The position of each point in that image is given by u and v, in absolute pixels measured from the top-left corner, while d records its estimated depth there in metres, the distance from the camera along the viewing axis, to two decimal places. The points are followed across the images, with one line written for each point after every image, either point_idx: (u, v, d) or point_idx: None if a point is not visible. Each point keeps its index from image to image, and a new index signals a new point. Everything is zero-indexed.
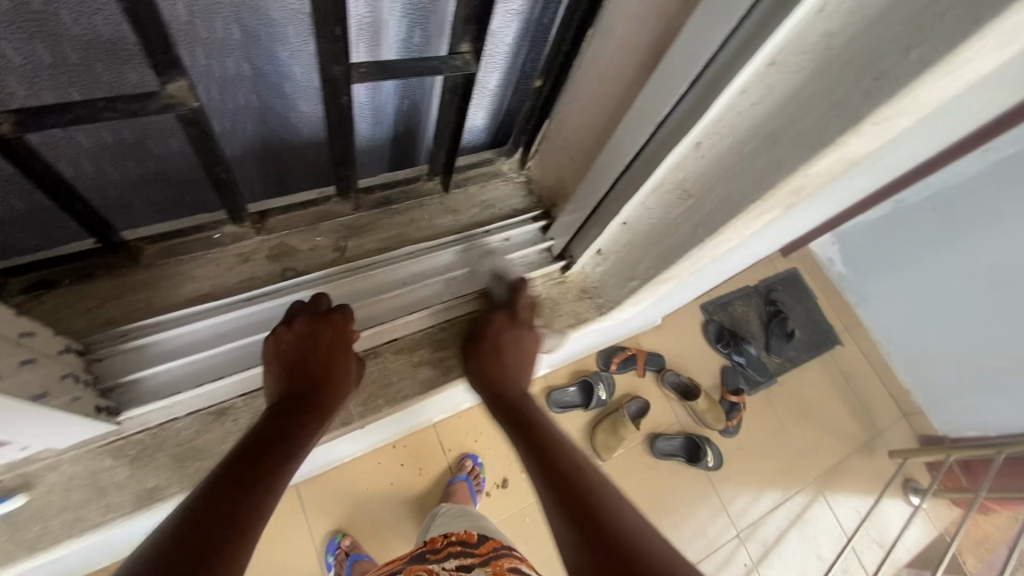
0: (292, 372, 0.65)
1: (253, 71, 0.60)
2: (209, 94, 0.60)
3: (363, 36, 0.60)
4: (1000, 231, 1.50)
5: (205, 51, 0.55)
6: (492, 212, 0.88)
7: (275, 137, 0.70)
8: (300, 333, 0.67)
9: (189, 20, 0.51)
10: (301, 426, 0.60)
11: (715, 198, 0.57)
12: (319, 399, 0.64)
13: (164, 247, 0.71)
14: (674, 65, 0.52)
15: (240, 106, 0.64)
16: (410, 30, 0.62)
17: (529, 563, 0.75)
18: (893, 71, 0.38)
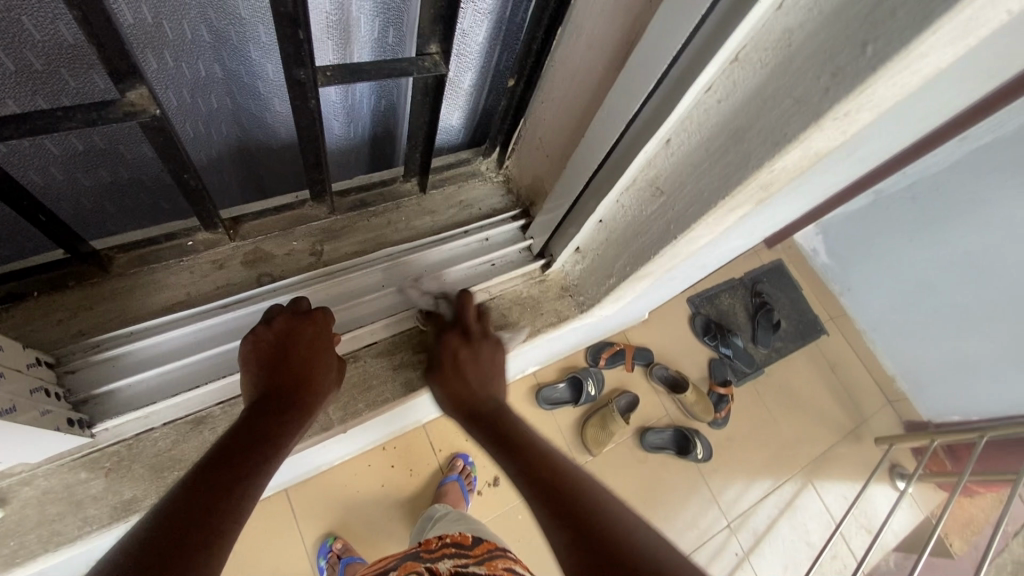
0: (269, 372, 0.63)
1: (224, 73, 0.59)
2: (178, 98, 0.59)
3: (334, 37, 0.59)
4: (978, 218, 1.52)
5: (173, 55, 0.54)
6: (470, 212, 0.88)
7: (248, 141, 0.69)
8: (279, 332, 0.65)
9: (155, 22, 0.50)
10: (280, 424, 0.58)
11: (686, 195, 0.58)
12: (301, 398, 0.63)
13: (137, 256, 0.71)
14: (641, 63, 0.53)
15: (211, 110, 0.63)
16: (382, 30, 0.61)
17: (524, 564, 0.73)
18: (849, 68, 0.38)
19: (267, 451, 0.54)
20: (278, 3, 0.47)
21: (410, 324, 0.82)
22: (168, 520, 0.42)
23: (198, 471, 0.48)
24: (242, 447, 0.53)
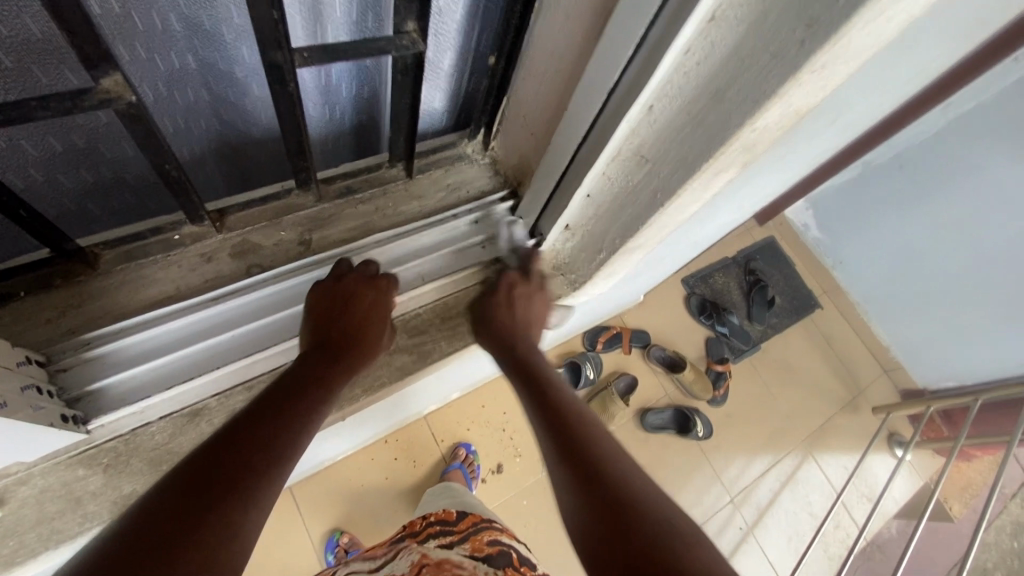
0: (329, 325, 0.69)
1: (197, 63, 0.58)
2: (154, 91, 0.58)
3: (312, 23, 0.59)
4: (965, 184, 1.53)
5: (145, 45, 0.54)
6: (459, 196, 0.87)
7: (231, 132, 0.69)
8: (344, 289, 0.71)
9: (123, 12, 0.50)
10: (311, 406, 0.58)
11: (670, 162, 0.58)
12: (351, 353, 0.68)
13: (122, 252, 0.70)
14: (618, 29, 0.52)
15: (189, 103, 0.62)
16: (357, 9, 0.60)
17: (508, 534, 0.78)
18: (823, 18, 0.38)
19: (294, 432, 0.53)
20: None
21: (407, 309, 0.84)
22: (180, 490, 0.43)
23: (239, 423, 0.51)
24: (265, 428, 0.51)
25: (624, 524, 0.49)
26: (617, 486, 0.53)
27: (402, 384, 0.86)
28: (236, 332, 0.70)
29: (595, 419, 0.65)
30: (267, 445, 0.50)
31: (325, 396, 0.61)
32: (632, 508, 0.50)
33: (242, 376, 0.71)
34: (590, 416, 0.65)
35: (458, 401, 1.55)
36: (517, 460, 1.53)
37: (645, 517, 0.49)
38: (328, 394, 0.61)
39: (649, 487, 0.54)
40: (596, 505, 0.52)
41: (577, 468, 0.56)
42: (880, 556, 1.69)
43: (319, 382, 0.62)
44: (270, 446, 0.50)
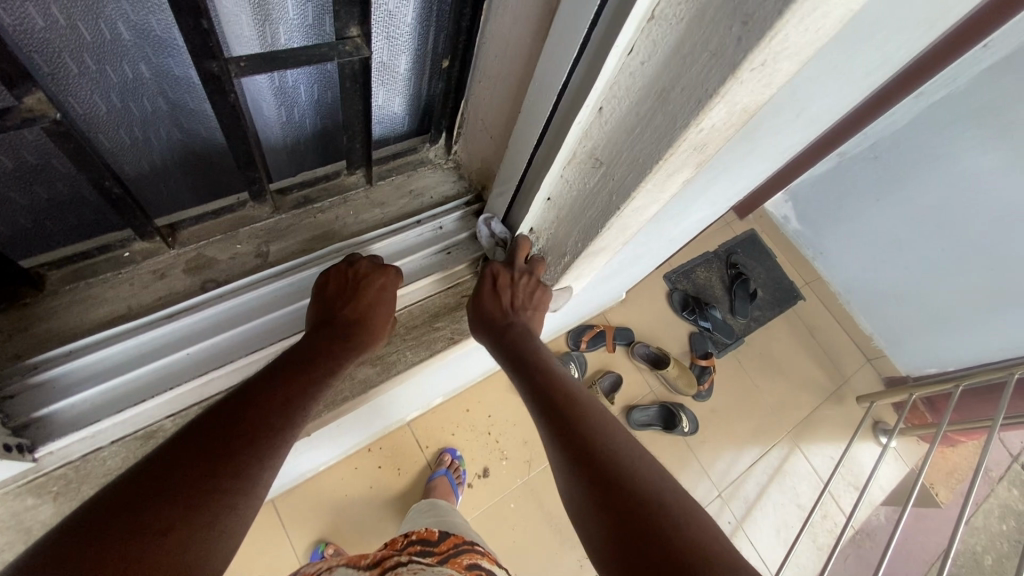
0: (335, 310, 0.72)
1: (152, 71, 0.57)
2: (107, 102, 0.57)
3: (263, 28, 0.59)
4: (939, 171, 1.54)
5: (94, 57, 0.52)
6: (422, 201, 0.86)
7: (192, 141, 0.67)
8: (358, 273, 0.74)
9: (69, 24, 0.49)
10: (286, 410, 0.59)
11: (624, 164, 0.57)
12: (356, 332, 0.73)
13: (70, 271, 0.68)
14: (563, 29, 0.51)
15: (146, 114, 0.61)
16: (305, 10, 0.59)
17: (488, 559, 0.80)
18: (757, 14, 0.37)
19: (258, 441, 0.54)
20: None
21: None
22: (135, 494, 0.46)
23: (210, 428, 0.53)
24: (225, 434, 0.53)
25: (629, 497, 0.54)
26: (612, 466, 0.58)
27: (365, 398, 0.84)
28: (190, 350, 0.68)
29: (589, 402, 0.69)
30: (227, 454, 0.51)
31: (314, 395, 0.64)
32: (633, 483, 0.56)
33: (200, 395, 0.70)
34: (584, 399, 0.69)
35: (441, 406, 1.53)
36: (503, 463, 1.52)
37: (639, 495, 0.54)
38: (330, 371, 0.67)
39: (646, 465, 0.59)
40: (591, 487, 0.57)
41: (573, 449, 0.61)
42: (870, 544, 1.70)
43: (296, 379, 0.63)
44: (230, 458, 0.51)
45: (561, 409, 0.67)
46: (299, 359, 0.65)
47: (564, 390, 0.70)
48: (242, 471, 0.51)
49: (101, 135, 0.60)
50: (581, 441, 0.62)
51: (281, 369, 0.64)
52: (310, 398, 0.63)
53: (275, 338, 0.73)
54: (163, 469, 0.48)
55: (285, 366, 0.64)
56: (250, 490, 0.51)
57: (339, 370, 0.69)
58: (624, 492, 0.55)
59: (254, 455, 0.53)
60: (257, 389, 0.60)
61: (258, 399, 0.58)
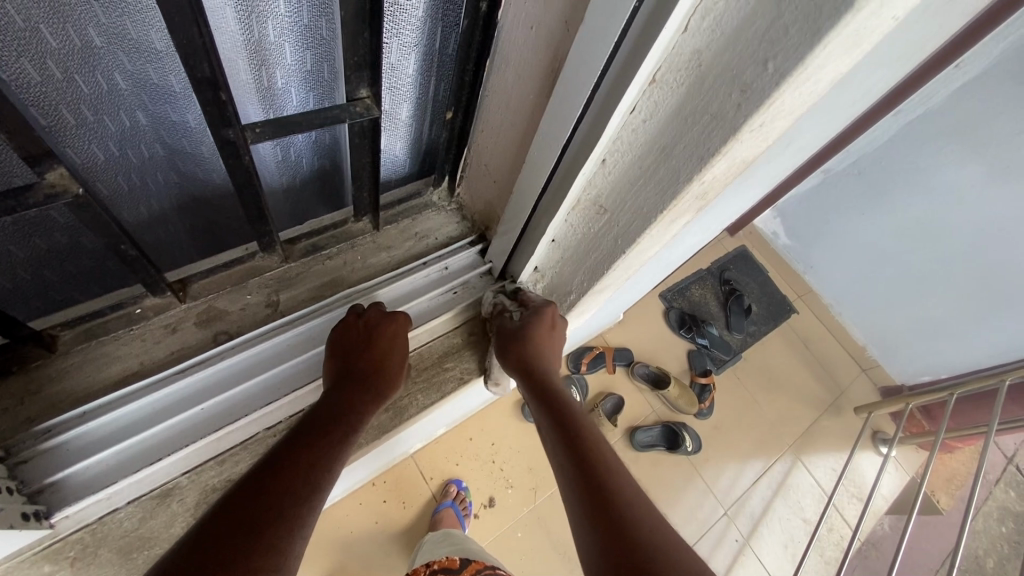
0: (353, 360, 0.70)
1: (149, 118, 0.57)
2: (105, 150, 0.57)
3: (257, 74, 0.58)
4: (923, 185, 1.58)
5: (91, 108, 0.52)
6: (427, 244, 0.88)
7: (190, 182, 0.67)
8: (370, 321, 0.74)
9: (66, 77, 0.48)
10: (311, 475, 0.54)
11: (628, 212, 0.59)
12: (375, 382, 0.70)
13: (82, 330, 0.68)
14: (567, 88, 0.54)
15: (144, 160, 0.61)
16: (305, 56, 0.60)
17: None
18: (754, 84, 0.40)
19: (286, 511, 0.49)
20: (194, 69, 0.47)
21: None
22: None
23: (237, 502, 0.48)
24: (255, 507, 0.48)
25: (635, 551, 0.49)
26: (629, 521, 0.52)
27: (379, 444, 0.84)
28: (204, 405, 0.68)
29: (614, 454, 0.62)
30: (256, 530, 0.46)
31: (338, 455, 0.58)
32: (639, 540, 0.50)
33: (215, 450, 0.70)
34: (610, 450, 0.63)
35: (445, 437, 1.53)
36: (508, 491, 1.51)
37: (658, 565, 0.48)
38: (355, 425, 0.63)
39: (656, 523, 0.52)
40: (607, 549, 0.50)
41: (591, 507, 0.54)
42: (876, 554, 1.70)
43: (319, 445, 0.57)
44: (259, 534, 0.46)
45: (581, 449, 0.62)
46: (312, 419, 0.61)
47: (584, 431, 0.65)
48: (276, 545, 0.45)
49: (101, 183, 0.59)
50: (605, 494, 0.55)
51: (302, 434, 0.58)
52: (336, 462, 0.57)
53: (285, 391, 0.72)
54: (193, 547, 0.43)
55: (306, 430, 0.59)
56: (285, 568, 0.45)
57: (361, 425, 0.64)
58: (636, 547, 0.49)
59: (285, 528, 0.47)
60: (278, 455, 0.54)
61: (280, 467, 0.53)
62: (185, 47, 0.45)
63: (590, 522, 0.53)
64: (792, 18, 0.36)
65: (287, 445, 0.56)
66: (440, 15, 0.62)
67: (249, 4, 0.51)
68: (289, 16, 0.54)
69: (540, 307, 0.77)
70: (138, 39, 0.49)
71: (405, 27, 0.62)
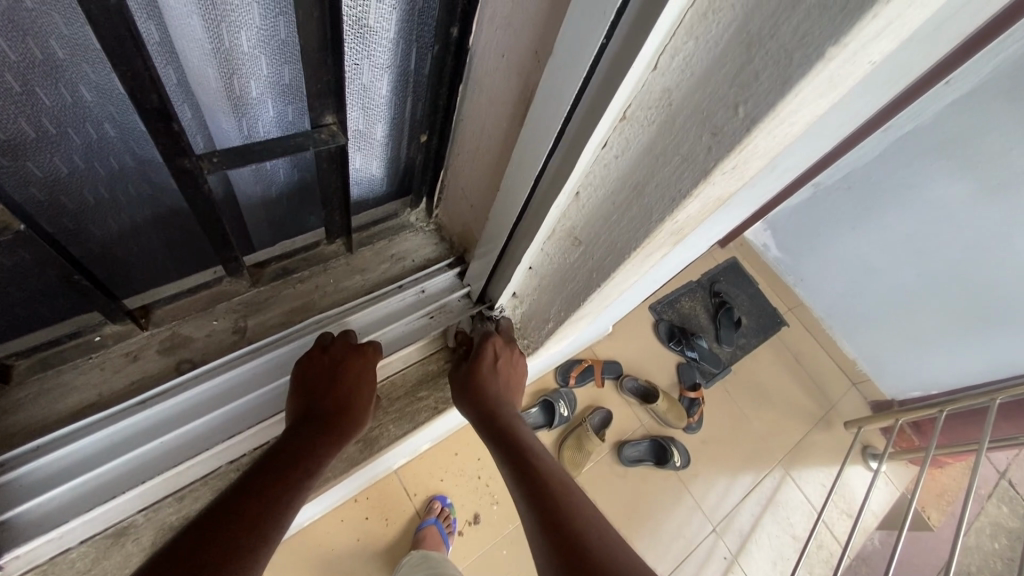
0: (318, 400, 0.68)
1: (118, 130, 0.53)
2: (69, 163, 0.53)
3: (228, 84, 0.56)
4: (913, 201, 1.58)
5: (53, 120, 0.49)
6: (404, 266, 0.86)
7: (165, 195, 0.63)
8: (336, 355, 0.72)
9: (26, 90, 0.46)
10: (262, 526, 0.50)
11: (602, 246, 0.57)
12: (340, 424, 0.68)
13: (38, 359, 0.66)
14: (539, 118, 0.52)
15: (113, 173, 0.57)
16: (282, 70, 0.57)
17: None
18: (725, 128, 0.38)
19: (230, 562, 0.45)
20: (142, 99, 0.45)
21: None
22: None
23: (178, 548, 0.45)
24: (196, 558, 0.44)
25: None
26: (598, 557, 0.52)
27: (351, 473, 0.82)
28: (164, 440, 0.65)
29: (576, 489, 0.63)
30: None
31: (291, 504, 0.55)
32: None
33: (173, 486, 0.68)
34: (571, 486, 0.64)
35: (430, 451, 1.51)
36: (494, 508, 1.49)
37: None
38: (313, 471, 0.60)
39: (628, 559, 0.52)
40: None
41: (557, 544, 0.54)
42: (866, 570, 1.68)
43: (272, 491, 0.55)
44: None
45: (546, 492, 0.62)
46: (266, 462, 0.59)
47: (547, 473, 0.65)
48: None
49: (67, 198, 0.56)
50: (568, 531, 0.55)
51: (257, 478, 0.56)
52: (290, 511, 0.54)
53: (251, 423, 0.70)
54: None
55: (261, 476, 0.56)
56: None
57: (319, 470, 0.62)
58: None
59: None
60: (228, 503, 0.51)
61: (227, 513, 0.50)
62: (130, 78, 0.43)
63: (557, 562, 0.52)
64: (762, 62, 0.34)
65: (236, 489, 0.53)
66: (413, 36, 0.60)
67: (217, 11, 0.48)
68: (261, 26, 0.52)
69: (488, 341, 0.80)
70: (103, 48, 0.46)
71: (375, 48, 0.59)
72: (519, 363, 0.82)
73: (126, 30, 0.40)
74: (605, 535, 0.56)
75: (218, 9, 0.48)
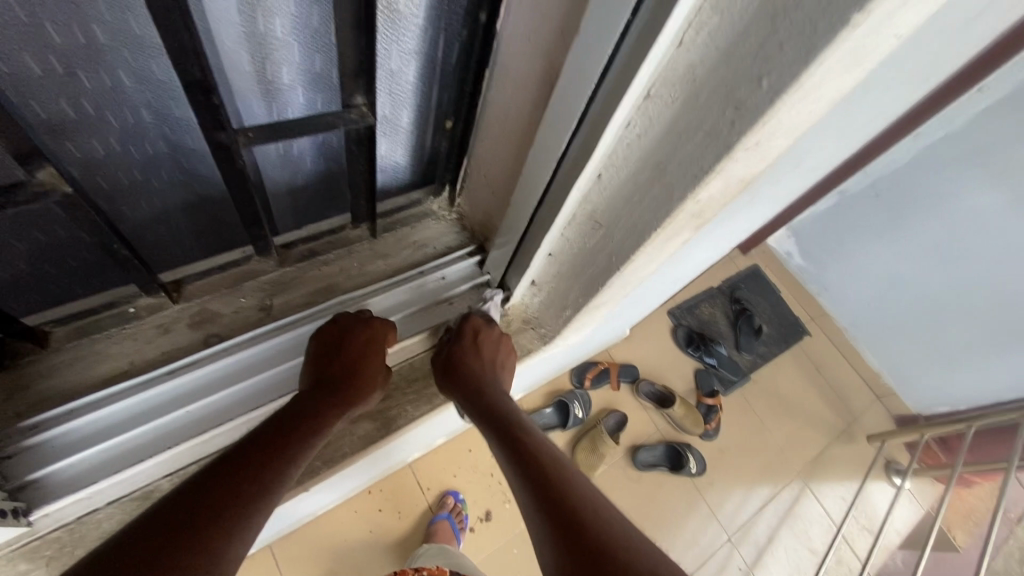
0: (327, 366, 0.70)
1: (152, 115, 0.56)
2: (106, 146, 0.56)
3: (260, 69, 0.57)
4: (943, 209, 1.54)
5: (93, 104, 0.51)
6: (425, 252, 0.88)
7: (195, 181, 0.65)
8: (341, 327, 0.73)
9: (69, 73, 0.48)
10: (264, 479, 0.53)
11: (622, 229, 0.58)
12: (346, 390, 0.70)
13: (76, 328, 0.69)
14: (562, 100, 0.53)
15: (147, 158, 0.59)
16: (312, 58, 0.59)
17: None
18: (749, 101, 0.38)
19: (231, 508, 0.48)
20: (185, 73, 0.48)
21: None
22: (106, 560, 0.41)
23: (188, 494, 0.49)
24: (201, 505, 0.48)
25: (610, 563, 0.48)
26: (598, 533, 0.52)
27: (367, 453, 0.84)
28: (191, 408, 0.68)
29: (572, 466, 0.63)
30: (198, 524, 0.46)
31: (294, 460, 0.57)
32: (611, 551, 0.49)
33: (197, 455, 0.70)
34: (565, 463, 0.63)
35: (444, 447, 1.52)
36: (506, 506, 1.49)
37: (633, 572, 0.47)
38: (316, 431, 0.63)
39: (632, 535, 0.52)
40: (573, 562, 0.49)
41: (552, 520, 0.54)
42: None
43: (276, 448, 0.57)
44: (200, 533, 0.45)
45: (540, 470, 0.61)
46: (273, 422, 0.61)
47: (542, 454, 0.64)
48: (217, 546, 0.45)
49: (103, 178, 0.59)
50: (567, 508, 0.55)
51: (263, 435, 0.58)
52: (291, 466, 0.56)
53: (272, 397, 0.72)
54: (130, 545, 0.42)
55: (266, 434, 0.59)
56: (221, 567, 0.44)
57: (323, 429, 0.64)
58: (610, 556, 0.49)
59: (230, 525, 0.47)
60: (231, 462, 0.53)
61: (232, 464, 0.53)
62: (176, 52, 0.46)
63: (556, 540, 0.52)
64: (785, 34, 0.34)
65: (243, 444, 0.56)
66: (442, 23, 0.62)
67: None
68: (294, 13, 0.53)
69: (468, 325, 0.80)
70: (141, 34, 0.48)
71: (404, 33, 0.61)
72: (503, 344, 0.83)
73: (174, 6, 0.42)
74: (605, 509, 0.55)
75: None
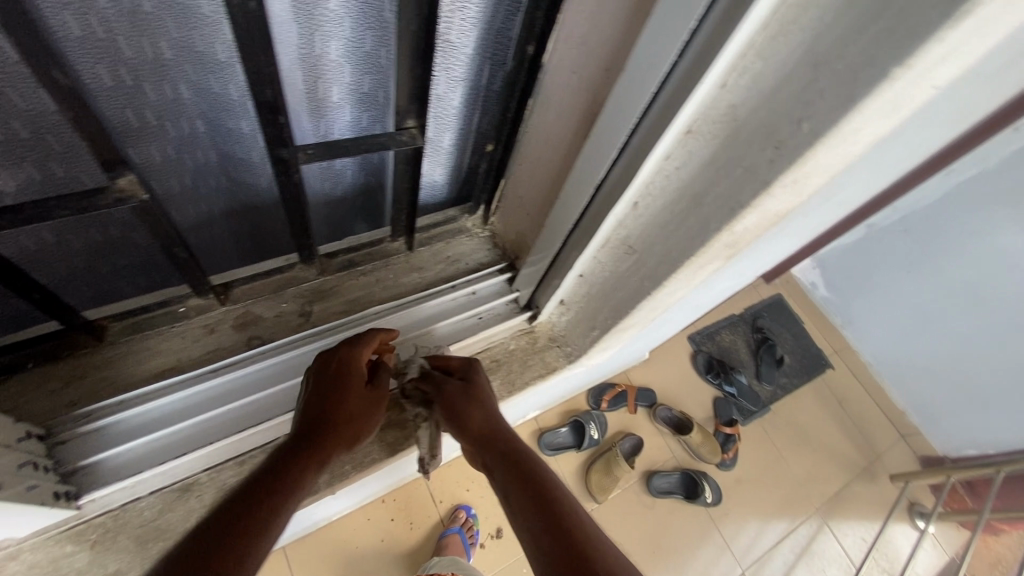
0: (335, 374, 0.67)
1: (206, 126, 0.59)
2: (163, 153, 0.59)
3: (313, 87, 0.60)
4: (975, 247, 1.52)
5: (155, 114, 0.55)
6: (458, 267, 0.91)
7: (241, 191, 0.70)
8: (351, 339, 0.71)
9: (135, 85, 0.51)
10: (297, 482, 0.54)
11: (656, 255, 0.59)
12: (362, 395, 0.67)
13: (130, 324, 0.73)
14: (604, 129, 0.56)
15: (198, 166, 0.63)
16: (362, 79, 0.62)
17: None
18: (789, 141, 0.40)
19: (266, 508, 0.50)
20: (257, 92, 0.52)
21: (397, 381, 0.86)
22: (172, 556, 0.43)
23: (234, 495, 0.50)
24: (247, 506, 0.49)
25: None
26: None
27: (392, 460, 0.85)
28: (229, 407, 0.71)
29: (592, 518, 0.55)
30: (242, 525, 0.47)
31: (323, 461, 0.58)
32: None
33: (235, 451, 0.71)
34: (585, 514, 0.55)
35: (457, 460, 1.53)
36: None
37: None
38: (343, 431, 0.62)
39: None
40: None
41: None
42: None
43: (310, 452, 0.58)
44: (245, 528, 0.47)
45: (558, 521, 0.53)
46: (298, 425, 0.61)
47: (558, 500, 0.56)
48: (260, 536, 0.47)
49: (158, 183, 0.62)
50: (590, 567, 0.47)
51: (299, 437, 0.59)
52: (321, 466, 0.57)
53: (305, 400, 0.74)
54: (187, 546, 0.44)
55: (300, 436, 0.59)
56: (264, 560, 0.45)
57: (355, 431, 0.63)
58: None
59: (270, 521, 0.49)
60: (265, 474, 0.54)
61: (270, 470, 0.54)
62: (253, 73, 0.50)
63: None
64: (828, 80, 0.36)
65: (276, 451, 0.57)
66: (489, 53, 0.66)
67: (314, 20, 0.54)
68: (348, 38, 0.57)
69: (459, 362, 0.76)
70: (202, 50, 0.51)
71: (455, 61, 0.65)
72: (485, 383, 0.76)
73: (255, 30, 0.46)
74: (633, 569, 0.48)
75: (315, 19, 0.54)
